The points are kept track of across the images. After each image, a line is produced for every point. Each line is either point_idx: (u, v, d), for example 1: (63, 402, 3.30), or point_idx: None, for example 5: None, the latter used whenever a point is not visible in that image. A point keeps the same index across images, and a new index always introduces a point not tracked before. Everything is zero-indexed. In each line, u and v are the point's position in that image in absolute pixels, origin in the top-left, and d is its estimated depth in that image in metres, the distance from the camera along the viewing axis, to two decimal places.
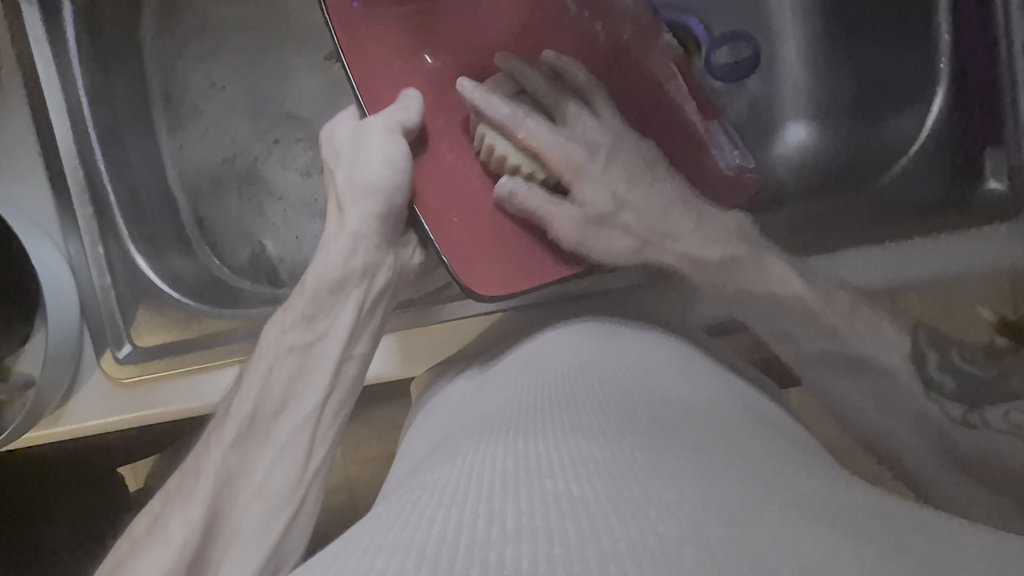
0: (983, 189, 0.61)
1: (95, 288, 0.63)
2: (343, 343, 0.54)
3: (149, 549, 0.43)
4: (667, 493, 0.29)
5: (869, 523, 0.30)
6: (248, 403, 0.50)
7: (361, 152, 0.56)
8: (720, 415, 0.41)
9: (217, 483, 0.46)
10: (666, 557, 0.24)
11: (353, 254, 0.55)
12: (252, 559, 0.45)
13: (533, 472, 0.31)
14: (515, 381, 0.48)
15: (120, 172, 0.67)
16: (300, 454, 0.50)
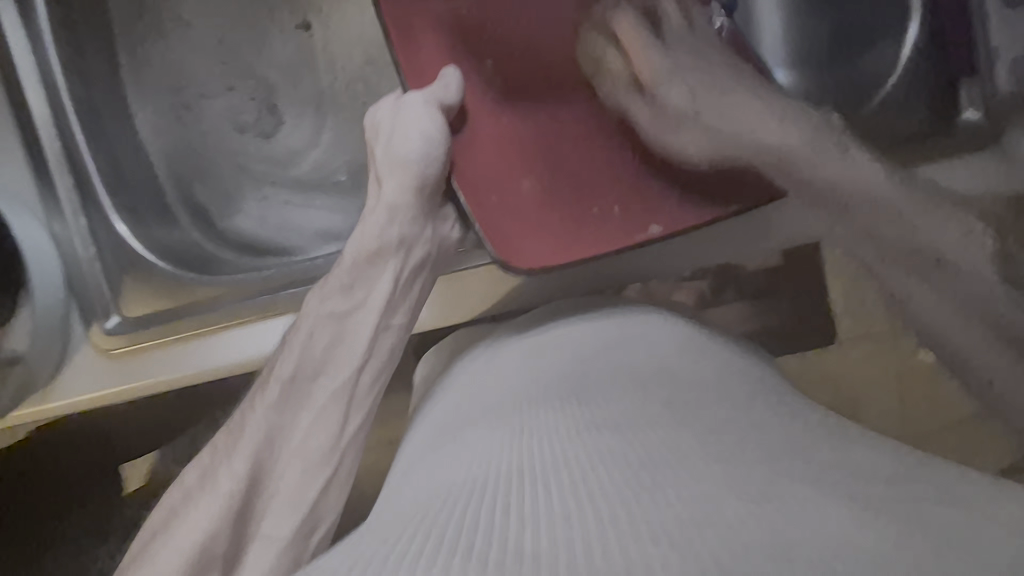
0: (962, 117, 0.61)
1: (80, 259, 0.61)
2: (381, 311, 0.49)
3: (196, 503, 0.41)
4: (693, 473, 0.26)
5: (890, 466, 0.28)
6: (289, 364, 0.47)
7: (399, 123, 0.51)
8: (728, 386, 0.38)
9: (257, 442, 0.44)
10: (689, 550, 0.21)
11: (389, 224, 0.51)
12: (288, 519, 0.42)
13: (550, 467, 0.29)
14: (529, 360, 0.46)
15: (100, 143, 0.66)
16: (336, 423, 0.47)
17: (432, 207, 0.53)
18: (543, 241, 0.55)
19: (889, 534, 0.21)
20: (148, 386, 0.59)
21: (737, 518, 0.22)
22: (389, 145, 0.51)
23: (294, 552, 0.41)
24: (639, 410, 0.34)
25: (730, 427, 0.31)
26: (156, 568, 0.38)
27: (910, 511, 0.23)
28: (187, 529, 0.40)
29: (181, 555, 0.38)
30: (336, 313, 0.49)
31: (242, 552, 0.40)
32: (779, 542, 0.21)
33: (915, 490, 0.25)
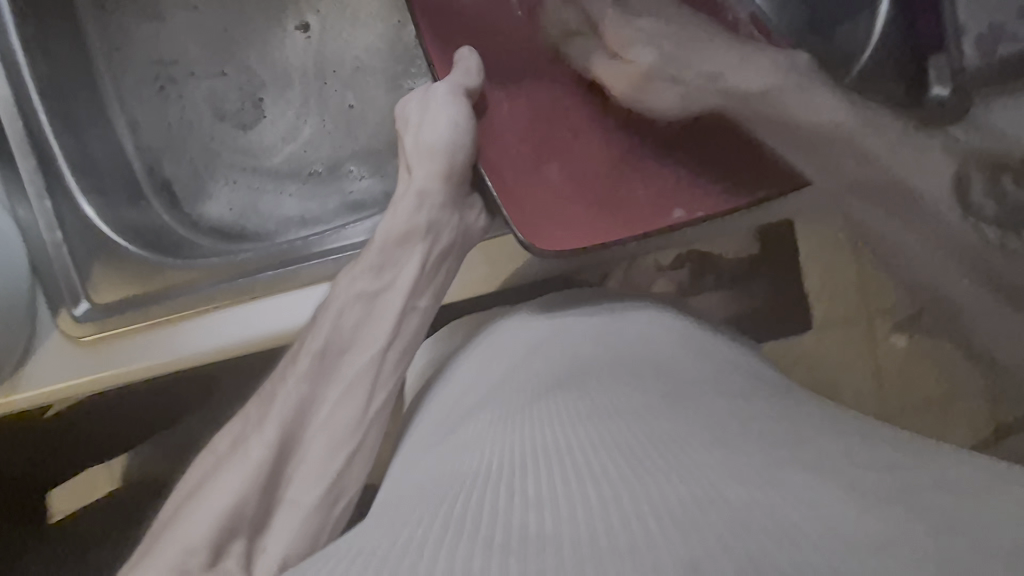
0: (930, 94, 0.64)
1: (45, 243, 0.59)
2: (408, 293, 0.48)
3: (223, 471, 0.40)
4: (699, 456, 0.26)
5: (891, 453, 0.28)
6: (321, 338, 0.46)
7: (430, 112, 0.52)
8: (724, 377, 0.39)
9: (286, 412, 0.42)
10: (695, 539, 0.20)
11: (418, 210, 0.50)
12: (315, 485, 0.40)
13: (551, 453, 0.29)
14: (525, 350, 0.46)
15: (66, 125, 0.63)
16: (361, 397, 0.44)
17: (460, 196, 0.52)
18: (568, 221, 0.55)
19: (894, 519, 0.21)
20: (140, 371, 0.57)
21: (740, 502, 0.22)
22: (419, 133, 0.52)
23: (322, 519, 0.38)
24: (638, 399, 0.34)
25: (729, 415, 0.31)
26: (185, 530, 0.36)
27: (913, 496, 0.23)
28: (218, 493, 0.38)
29: (211, 518, 0.36)
30: (366, 293, 0.47)
31: (267, 519, 0.37)
32: (781, 525, 0.21)
33: (916, 476, 0.25)
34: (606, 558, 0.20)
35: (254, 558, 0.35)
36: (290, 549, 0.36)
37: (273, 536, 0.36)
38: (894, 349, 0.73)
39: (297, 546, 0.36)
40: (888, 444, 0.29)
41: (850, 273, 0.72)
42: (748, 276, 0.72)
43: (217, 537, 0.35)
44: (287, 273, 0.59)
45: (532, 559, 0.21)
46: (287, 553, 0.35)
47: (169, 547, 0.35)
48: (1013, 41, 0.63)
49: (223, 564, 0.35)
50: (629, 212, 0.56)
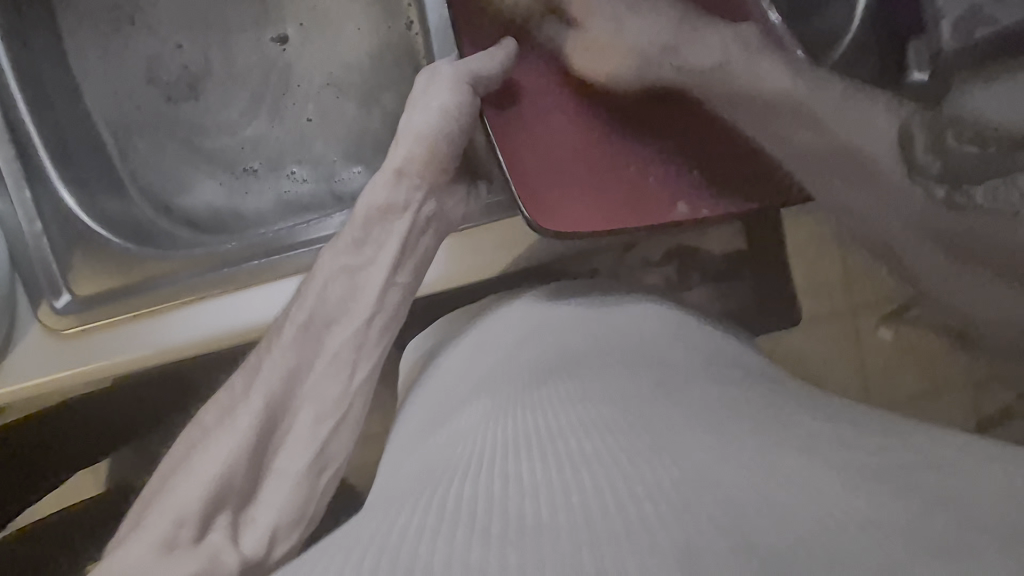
0: (911, 78, 0.63)
1: (24, 233, 0.57)
2: (391, 268, 0.47)
3: (215, 438, 0.39)
4: (684, 439, 0.26)
5: (878, 433, 0.27)
6: (305, 310, 0.45)
7: (426, 92, 0.50)
8: (715, 363, 0.39)
9: (273, 380, 0.41)
10: (689, 524, 0.20)
11: (395, 186, 0.48)
12: (302, 453, 0.40)
13: (544, 441, 0.29)
14: (515, 339, 0.45)
15: (44, 113, 0.61)
16: (345, 369, 0.43)
17: (440, 179, 0.50)
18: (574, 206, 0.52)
19: (887, 502, 0.21)
20: (126, 357, 0.56)
21: (734, 484, 0.22)
22: (411, 111, 0.49)
23: (310, 488, 0.40)
24: (627, 388, 0.33)
25: (716, 402, 0.31)
26: (177, 498, 0.36)
27: (905, 478, 0.23)
28: (206, 461, 0.38)
29: (201, 486, 0.36)
30: (348, 269, 0.46)
31: (257, 487, 0.38)
32: (773, 507, 0.21)
33: (909, 458, 0.25)
34: (602, 542, 0.20)
35: (242, 527, 0.36)
36: (280, 518, 0.38)
37: (263, 504, 0.37)
38: (880, 342, 0.82)
39: (287, 515, 0.38)
40: (884, 428, 0.29)
41: (834, 273, 0.79)
42: (726, 267, 0.77)
43: (207, 508, 0.35)
44: (270, 262, 0.58)
45: (530, 547, 0.20)
46: (278, 522, 0.37)
47: (158, 518, 0.35)
48: (990, 24, 0.61)
49: (210, 539, 0.34)
50: (634, 203, 0.53)
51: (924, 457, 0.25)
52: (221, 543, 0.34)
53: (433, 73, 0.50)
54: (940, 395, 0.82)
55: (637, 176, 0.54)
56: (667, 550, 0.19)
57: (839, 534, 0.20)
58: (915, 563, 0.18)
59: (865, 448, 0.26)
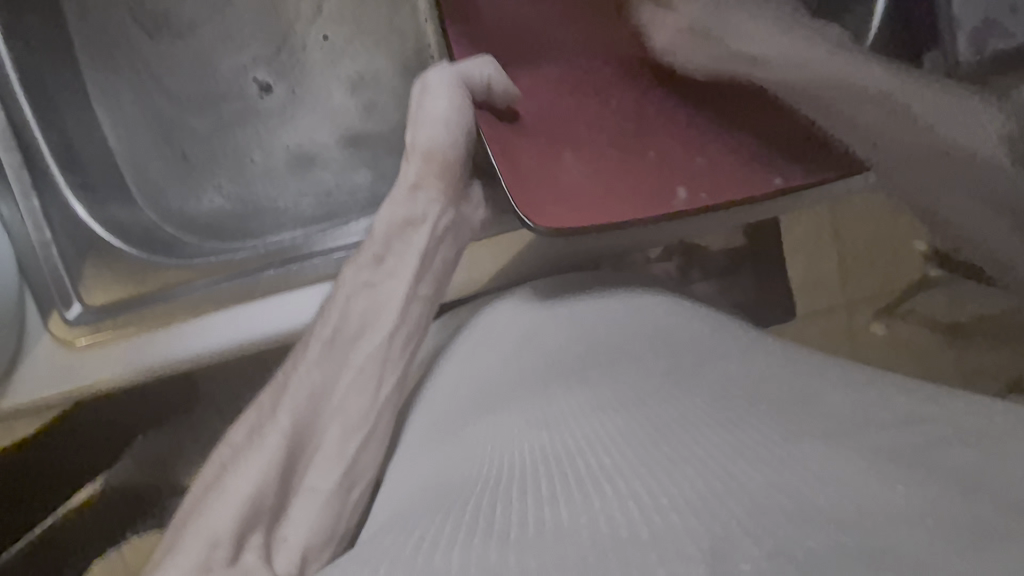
0: (920, 87, 0.61)
1: (33, 243, 0.58)
2: (412, 283, 0.46)
3: (244, 459, 0.39)
4: (707, 444, 0.26)
5: (894, 407, 0.28)
6: (329, 325, 0.45)
7: (423, 107, 0.49)
8: (716, 347, 0.40)
9: (300, 399, 0.41)
10: (730, 530, 0.20)
11: (414, 203, 0.48)
12: (332, 471, 0.41)
13: (564, 451, 0.29)
14: (528, 335, 0.46)
15: (50, 119, 0.62)
16: (374, 381, 0.44)
17: (458, 191, 0.50)
18: (572, 208, 0.51)
19: (923, 493, 0.21)
20: (141, 368, 0.57)
21: (761, 485, 0.22)
22: (416, 129, 0.49)
23: (340, 505, 0.40)
24: (641, 389, 0.34)
25: (734, 387, 0.32)
26: (207, 523, 0.36)
27: (927, 458, 0.24)
28: (237, 481, 0.38)
29: (233, 509, 0.37)
30: (370, 283, 0.46)
31: (287, 506, 0.39)
32: (803, 506, 0.21)
33: (939, 434, 0.25)
34: (626, 552, 0.20)
35: (274, 549, 0.37)
36: (310, 538, 0.38)
37: (292, 522, 0.38)
38: (874, 338, 0.82)
39: (316, 535, 0.38)
40: (899, 400, 0.30)
41: (831, 271, 0.80)
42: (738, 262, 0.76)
43: (239, 529, 0.36)
44: (289, 272, 0.58)
45: (555, 557, 0.21)
46: (308, 541, 0.38)
47: (193, 540, 0.36)
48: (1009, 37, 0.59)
49: (243, 560, 0.35)
50: (624, 201, 0.53)
51: (952, 433, 0.25)
52: (255, 564, 0.35)
53: (425, 86, 0.50)
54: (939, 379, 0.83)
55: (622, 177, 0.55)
56: (699, 556, 0.19)
57: (875, 522, 0.20)
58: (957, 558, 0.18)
59: (889, 425, 0.26)
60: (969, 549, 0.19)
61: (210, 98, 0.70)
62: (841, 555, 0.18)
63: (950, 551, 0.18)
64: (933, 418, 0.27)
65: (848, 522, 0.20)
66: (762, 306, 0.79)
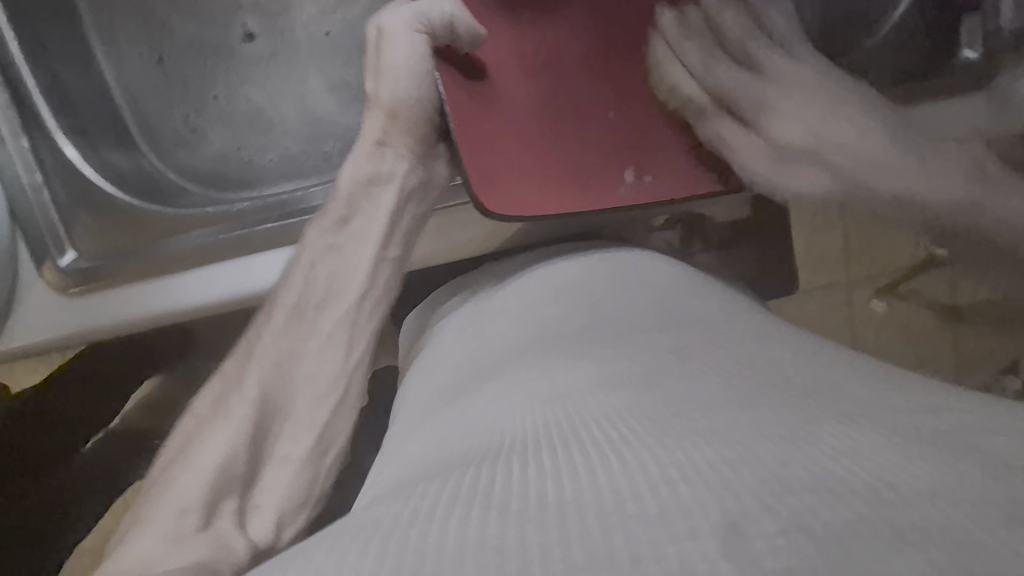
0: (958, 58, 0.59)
1: (24, 186, 0.55)
2: (378, 242, 0.45)
3: (211, 429, 0.39)
4: (712, 419, 0.25)
5: (913, 396, 0.27)
6: (295, 292, 0.44)
7: (381, 55, 0.47)
8: (712, 321, 0.38)
9: (266, 366, 0.41)
10: (741, 507, 0.19)
11: (381, 159, 0.47)
12: (304, 437, 0.40)
13: (562, 423, 0.28)
14: (532, 303, 0.45)
15: (40, 58, 0.59)
16: (344, 344, 0.43)
17: (428, 145, 0.49)
18: (526, 186, 0.49)
19: (947, 470, 0.20)
20: (137, 320, 0.57)
21: (776, 462, 0.21)
22: (377, 80, 0.48)
23: (314, 471, 0.40)
24: (645, 362, 0.32)
25: (745, 363, 0.31)
26: (177, 493, 0.36)
27: (965, 445, 0.22)
28: (205, 452, 0.38)
29: (200, 478, 0.36)
30: (336, 246, 0.45)
31: (258, 474, 0.39)
32: (826, 483, 0.20)
33: (959, 419, 0.24)
34: (630, 525, 0.19)
35: (249, 513, 0.37)
36: (284, 504, 0.38)
37: (266, 489, 0.38)
38: (872, 315, 0.80)
39: (291, 500, 0.39)
40: (919, 388, 0.28)
41: (835, 248, 0.78)
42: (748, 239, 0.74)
43: (210, 497, 0.36)
44: (287, 226, 0.57)
45: (553, 527, 0.19)
46: (283, 507, 0.38)
47: (163, 512, 0.35)
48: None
49: (215, 525, 0.35)
50: (585, 185, 0.52)
51: (976, 421, 0.24)
52: (229, 529, 0.35)
53: (382, 31, 0.47)
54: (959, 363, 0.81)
55: (574, 156, 0.53)
56: (712, 535, 0.18)
57: (898, 497, 0.19)
58: (990, 534, 0.17)
59: (909, 410, 0.25)
60: (1000, 524, 0.18)
61: (208, 41, 0.67)
62: (868, 539, 0.17)
63: (983, 531, 0.17)
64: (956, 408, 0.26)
65: (872, 501, 0.19)
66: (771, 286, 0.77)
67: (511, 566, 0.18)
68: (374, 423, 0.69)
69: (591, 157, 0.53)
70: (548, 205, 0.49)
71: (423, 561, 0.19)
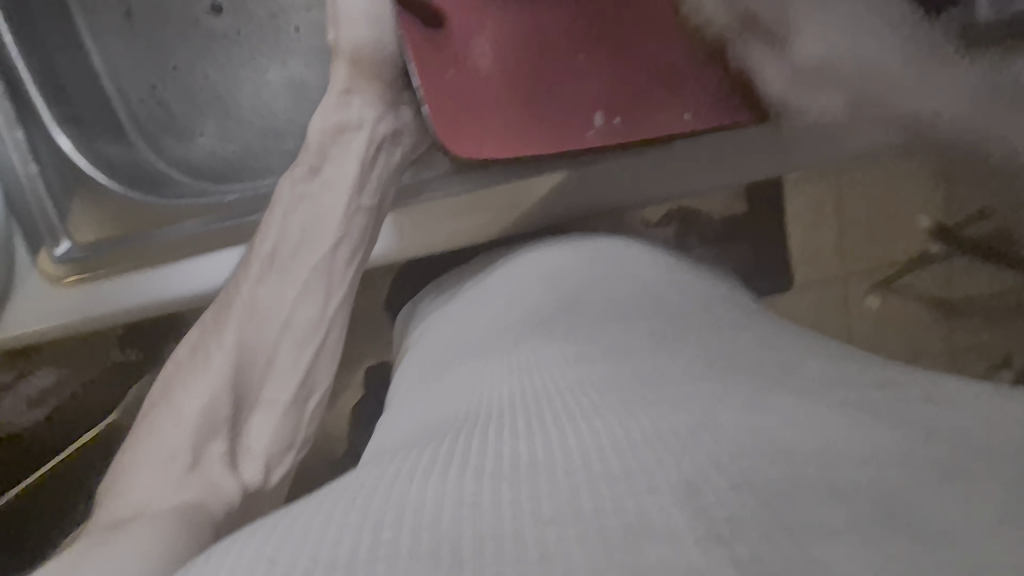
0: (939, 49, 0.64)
1: (20, 177, 0.56)
2: (351, 191, 0.47)
3: (192, 377, 0.41)
4: (678, 391, 0.26)
5: (875, 374, 0.28)
6: (269, 242, 0.45)
7: (336, 5, 0.50)
8: (689, 304, 0.40)
9: (242, 313, 0.43)
10: (698, 468, 0.20)
11: (346, 107, 0.50)
12: (288, 379, 0.43)
13: (536, 394, 0.29)
14: (518, 287, 0.46)
15: (36, 49, 0.60)
16: (320, 293, 0.45)
17: (393, 93, 0.52)
18: (489, 135, 0.54)
19: (892, 436, 0.21)
20: (133, 307, 0.58)
21: (735, 428, 0.22)
22: (336, 29, 0.50)
23: (298, 415, 0.43)
24: (613, 337, 0.34)
25: (717, 343, 0.32)
26: (163, 444, 0.38)
27: (918, 416, 0.23)
28: (189, 398, 0.40)
29: (187, 429, 0.39)
30: (307, 195, 0.47)
31: (244, 419, 0.41)
32: (780, 447, 0.21)
33: (912, 394, 0.26)
34: (597, 483, 0.20)
35: (238, 456, 0.40)
36: (270, 446, 0.41)
37: (254, 434, 0.41)
38: (867, 309, 0.80)
39: (277, 443, 0.41)
40: (879, 366, 0.30)
41: (829, 238, 0.77)
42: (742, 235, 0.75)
43: (196, 443, 0.38)
44: None
45: (524, 486, 0.21)
46: (267, 448, 0.41)
47: (154, 460, 0.38)
48: None
49: (204, 471, 0.38)
50: (554, 131, 0.56)
51: (927, 395, 0.26)
52: (218, 474, 0.38)
53: None
54: (960, 354, 0.80)
55: (537, 107, 0.56)
56: (669, 490, 0.19)
57: (844, 460, 0.20)
58: (923, 491, 0.18)
59: (866, 385, 0.27)
60: (931, 481, 0.19)
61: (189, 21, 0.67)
62: (808, 495, 0.18)
63: (918, 489, 0.18)
64: (914, 384, 0.27)
65: (821, 463, 0.20)
66: (764, 280, 0.77)
67: (485, 519, 0.19)
68: (367, 415, 0.70)
69: (557, 103, 0.56)
70: (506, 150, 0.54)
71: (404, 514, 0.20)
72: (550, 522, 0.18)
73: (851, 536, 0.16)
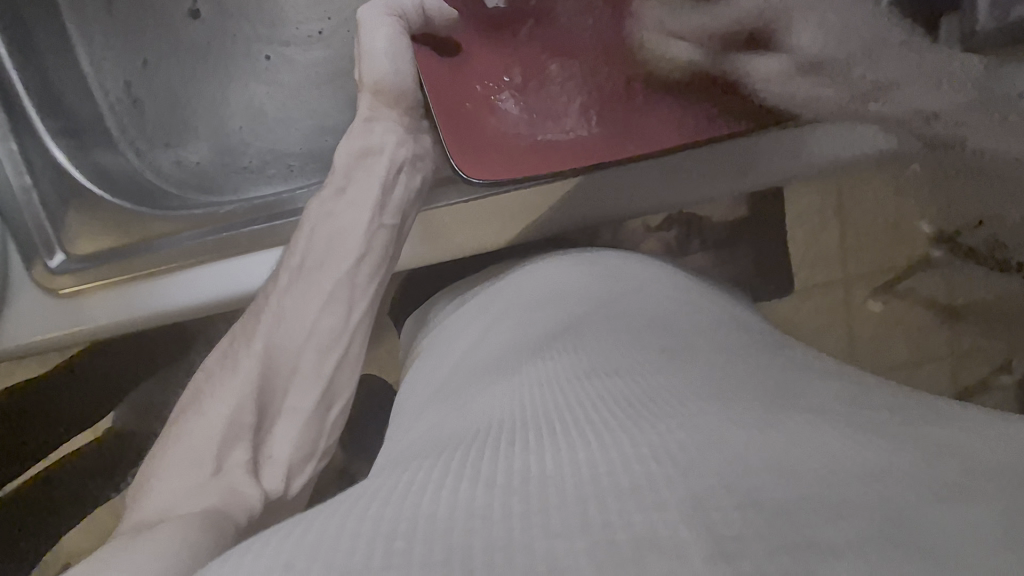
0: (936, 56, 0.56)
1: (14, 189, 0.57)
2: (374, 210, 0.48)
3: (219, 383, 0.41)
4: (690, 407, 0.26)
5: (880, 398, 0.28)
6: (297, 252, 0.46)
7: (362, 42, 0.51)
8: (700, 321, 0.40)
9: (268, 321, 0.43)
10: (703, 485, 0.20)
11: (371, 131, 0.51)
12: (312, 390, 0.43)
13: (548, 407, 0.29)
14: (528, 302, 0.46)
15: (31, 64, 0.61)
16: (343, 307, 0.45)
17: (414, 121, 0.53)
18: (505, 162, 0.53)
19: (893, 457, 0.21)
20: (128, 321, 0.56)
21: (742, 446, 0.22)
22: (361, 66, 0.51)
23: (319, 423, 0.43)
24: (629, 350, 0.34)
25: (723, 362, 0.32)
26: (187, 448, 0.38)
27: (919, 437, 0.23)
28: (212, 406, 0.40)
29: (211, 432, 0.38)
30: (331, 212, 0.48)
31: (267, 429, 0.41)
32: (786, 467, 0.21)
33: (915, 418, 0.26)
34: (606, 498, 0.20)
35: (261, 463, 0.39)
36: (292, 454, 0.41)
37: (278, 441, 0.41)
38: (870, 313, 0.81)
39: (298, 451, 0.41)
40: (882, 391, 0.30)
41: (832, 245, 0.78)
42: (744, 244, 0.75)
43: (219, 447, 0.38)
44: (273, 227, 0.58)
45: (534, 499, 0.20)
46: (290, 456, 0.41)
47: (178, 463, 0.38)
48: None
49: (226, 474, 0.37)
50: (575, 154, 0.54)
51: (929, 419, 0.26)
52: (240, 478, 0.37)
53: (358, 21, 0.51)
54: (963, 357, 0.82)
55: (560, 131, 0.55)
56: (675, 506, 0.19)
57: (846, 480, 0.20)
58: (925, 512, 0.18)
59: (870, 407, 0.27)
60: (932, 501, 0.19)
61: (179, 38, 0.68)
62: (810, 515, 0.18)
63: (920, 509, 0.18)
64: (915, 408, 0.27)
65: (823, 483, 0.20)
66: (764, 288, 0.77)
67: (496, 532, 0.19)
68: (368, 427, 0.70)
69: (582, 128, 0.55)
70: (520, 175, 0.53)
71: (416, 524, 0.20)
72: (558, 535, 0.18)
73: (850, 555, 0.16)
